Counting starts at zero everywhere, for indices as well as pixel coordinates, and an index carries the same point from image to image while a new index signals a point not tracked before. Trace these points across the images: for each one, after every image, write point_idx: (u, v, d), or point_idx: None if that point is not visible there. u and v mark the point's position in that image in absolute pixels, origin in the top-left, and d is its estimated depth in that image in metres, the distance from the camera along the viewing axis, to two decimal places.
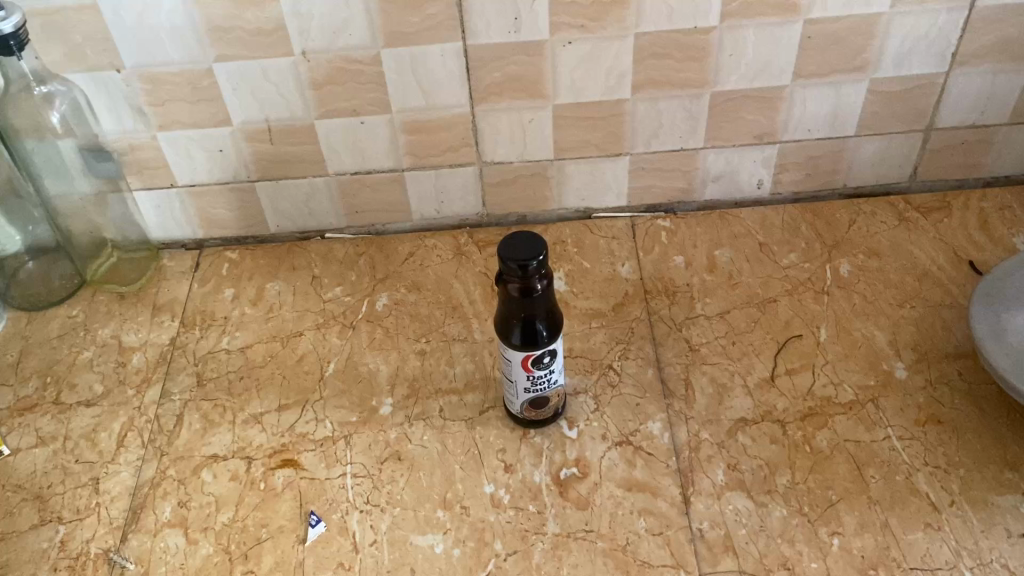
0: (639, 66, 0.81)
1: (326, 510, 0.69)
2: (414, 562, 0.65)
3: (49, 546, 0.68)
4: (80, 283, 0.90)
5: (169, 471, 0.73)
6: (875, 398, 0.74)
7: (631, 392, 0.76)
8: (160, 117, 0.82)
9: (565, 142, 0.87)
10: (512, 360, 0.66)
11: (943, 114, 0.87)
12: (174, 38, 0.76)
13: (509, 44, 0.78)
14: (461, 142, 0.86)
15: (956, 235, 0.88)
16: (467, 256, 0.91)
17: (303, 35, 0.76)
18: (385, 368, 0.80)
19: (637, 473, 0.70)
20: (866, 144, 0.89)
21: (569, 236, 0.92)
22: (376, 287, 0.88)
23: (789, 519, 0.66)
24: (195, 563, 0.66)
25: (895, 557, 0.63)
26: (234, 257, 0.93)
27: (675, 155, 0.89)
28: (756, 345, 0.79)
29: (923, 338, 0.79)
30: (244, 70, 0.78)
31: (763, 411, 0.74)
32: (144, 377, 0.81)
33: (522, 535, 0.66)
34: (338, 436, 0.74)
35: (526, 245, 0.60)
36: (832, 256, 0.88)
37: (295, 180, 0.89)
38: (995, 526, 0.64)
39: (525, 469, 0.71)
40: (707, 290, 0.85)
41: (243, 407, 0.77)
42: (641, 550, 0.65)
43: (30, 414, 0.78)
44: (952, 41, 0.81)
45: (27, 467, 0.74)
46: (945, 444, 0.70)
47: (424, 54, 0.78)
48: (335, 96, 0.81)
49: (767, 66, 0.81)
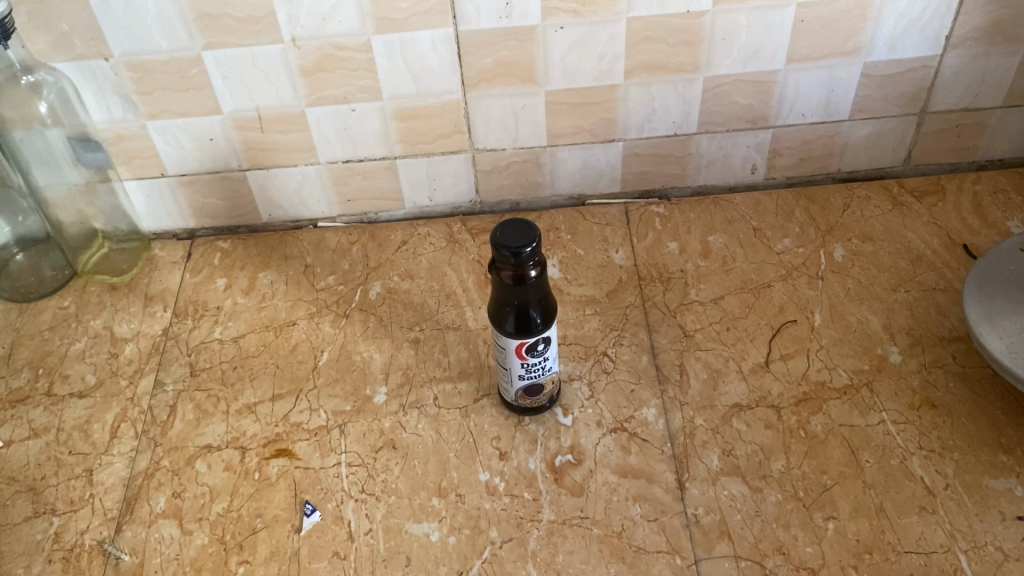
0: (632, 50, 0.80)
1: (321, 499, 0.69)
2: (410, 551, 0.65)
3: (44, 538, 0.68)
4: (71, 274, 0.90)
5: (163, 462, 0.73)
6: (869, 382, 0.74)
7: (625, 378, 0.76)
8: (148, 106, 0.81)
9: (558, 128, 0.86)
10: (507, 347, 0.66)
11: (937, 97, 0.86)
12: (162, 25, 0.75)
13: (500, 29, 0.77)
14: (453, 129, 0.86)
15: (950, 218, 0.88)
16: (460, 243, 0.91)
17: (293, 22, 0.75)
18: (380, 356, 0.80)
19: (632, 459, 0.70)
20: (860, 128, 0.89)
21: (562, 223, 0.92)
22: (369, 276, 0.88)
23: (785, 504, 0.66)
24: (190, 553, 0.66)
25: (890, 541, 0.63)
26: (226, 247, 0.92)
27: (668, 141, 0.89)
28: (750, 330, 0.79)
29: (917, 322, 0.79)
30: (233, 59, 0.78)
31: (758, 397, 0.73)
32: (137, 368, 0.81)
33: (517, 522, 0.66)
34: (333, 426, 0.74)
35: (519, 233, 0.59)
36: (827, 240, 0.87)
37: (286, 169, 0.88)
38: (990, 509, 0.65)
39: (520, 457, 0.70)
40: (700, 275, 0.85)
41: (236, 397, 0.77)
42: (636, 536, 0.65)
43: (22, 405, 0.78)
44: (946, 24, 0.80)
45: (19, 459, 0.74)
46: (940, 427, 0.70)
47: (415, 40, 0.78)
48: (325, 84, 0.80)
49: (760, 50, 0.81)
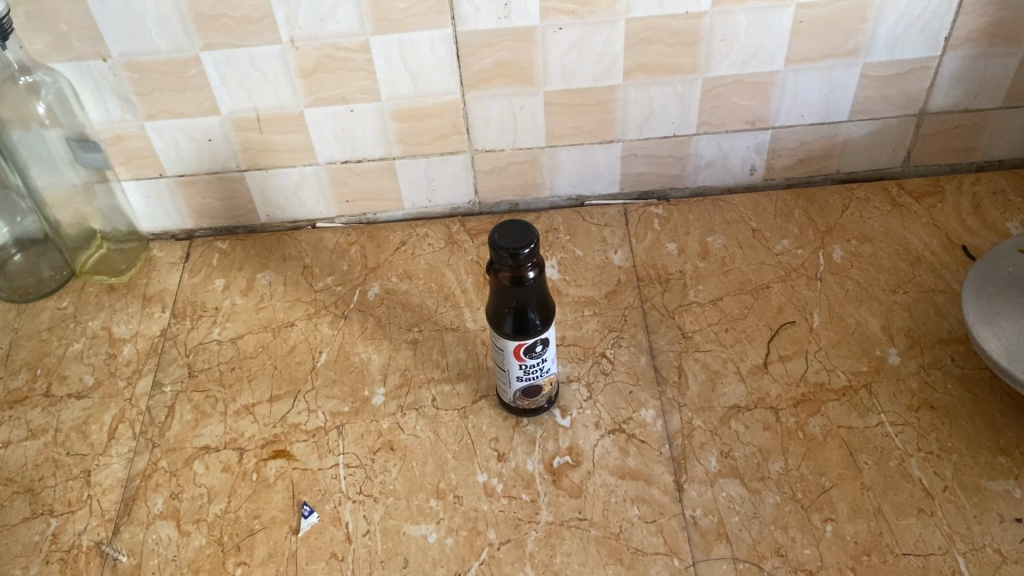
0: (630, 51, 0.80)
1: (319, 500, 0.69)
2: (407, 552, 0.65)
3: (41, 539, 0.68)
4: (69, 275, 0.90)
5: (161, 463, 0.73)
6: (868, 384, 0.74)
7: (624, 379, 0.76)
8: (147, 107, 0.81)
9: (557, 128, 0.86)
10: (505, 348, 0.66)
11: (936, 98, 0.86)
12: (160, 26, 0.75)
13: (498, 30, 0.77)
14: (452, 129, 0.85)
15: (950, 220, 0.88)
16: (458, 244, 0.91)
17: (291, 22, 0.75)
18: (378, 357, 0.79)
19: (630, 461, 0.70)
20: (859, 129, 0.89)
21: (561, 223, 0.92)
22: (367, 277, 0.88)
23: (783, 506, 0.66)
24: (187, 554, 0.66)
25: (888, 543, 0.63)
26: (224, 247, 0.92)
27: (667, 142, 0.88)
28: (749, 331, 0.79)
29: (916, 323, 0.78)
30: (231, 59, 0.78)
31: (756, 398, 0.73)
32: (135, 368, 0.80)
33: (515, 523, 0.66)
34: (331, 427, 0.74)
35: (518, 234, 0.59)
36: (826, 241, 0.87)
37: (285, 169, 0.88)
38: (988, 511, 0.64)
39: (518, 458, 0.70)
40: (699, 276, 0.85)
41: (234, 398, 0.77)
42: (634, 537, 0.65)
43: (20, 406, 0.78)
44: (945, 24, 0.80)
45: (18, 460, 0.74)
46: (938, 429, 0.70)
47: (414, 41, 0.77)
48: (323, 84, 0.80)
49: (759, 51, 0.81)
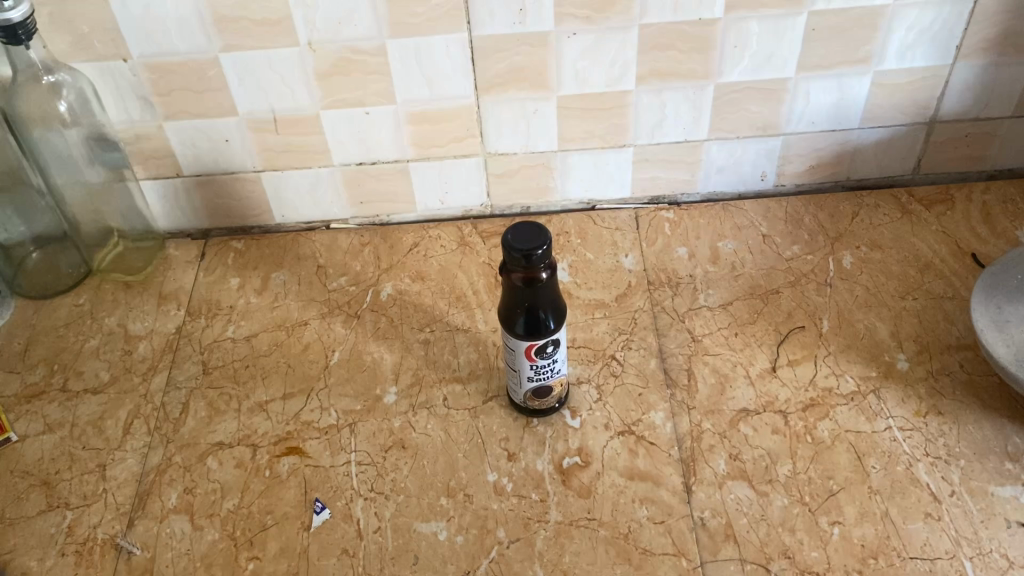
0: (644, 57, 0.81)
1: (331, 497, 0.70)
2: (417, 550, 0.66)
3: (57, 531, 0.69)
4: (87, 272, 0.91)
5: (175, 458, 0.74)
6: (877, 389, 0.74)
7: (633, 382, 0.76)
8: (166, 107, 0.82)
9: (570, 133, 0.87)
10: (517, 349, 0.66)
11: (947, 106, 0.87)
12: (181, 28, 0.76)
13: (513, 35, 0.78)
14: (465, 133, 0.86)
15: (959, 227, 0.89)
16: (470, 246, 0.91)
17: (308, 25, 0.76)
18: (390, 357, 0.80)
19: (639, 462, 0.70)
20: (870, 136, 0.89)
21: (572, 227, 0.93)
22: (380, 278, 0.88)
23: (790, 509, 0.66)
24: (200, 548, 0.67)
25: (895, 546, 0.64)
26: (239, 247, 0.93)
27: (678, 147, 0.89)
28: (758, 336, 0.80)
29: (924, 329, 0.79)
30: (250, 61, 0.79)
31: (765, 401, 0.74)
32: (151, 365, 0.82)
33: (524, 522, 0.67)
34: (343, 425, 0.75)
35: (531, 235, 0.60)
36: (835, 248, 0.88)
37: (300, 171, 0.89)
38: (996, 516, 0.65)
39: (528, 458, 0.71)
40: (710, 281, 0.85)
41: (248, 395, 0.78)
42: (642, 538, 0.66)
43: (37, 401, 0.79)
44: (956, 34, 0.81)
45: (34, 454, 0.75)
46: (946, 434, 0.70)
47: (430, 44, 0.78)
48: (340, 87, 0.81)
49: (771, 58, 0.81)
